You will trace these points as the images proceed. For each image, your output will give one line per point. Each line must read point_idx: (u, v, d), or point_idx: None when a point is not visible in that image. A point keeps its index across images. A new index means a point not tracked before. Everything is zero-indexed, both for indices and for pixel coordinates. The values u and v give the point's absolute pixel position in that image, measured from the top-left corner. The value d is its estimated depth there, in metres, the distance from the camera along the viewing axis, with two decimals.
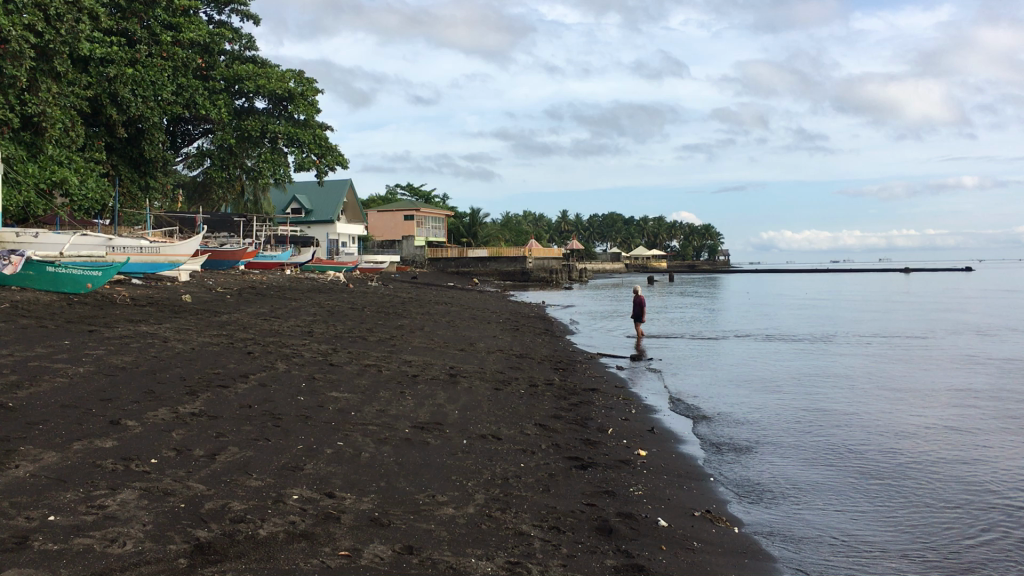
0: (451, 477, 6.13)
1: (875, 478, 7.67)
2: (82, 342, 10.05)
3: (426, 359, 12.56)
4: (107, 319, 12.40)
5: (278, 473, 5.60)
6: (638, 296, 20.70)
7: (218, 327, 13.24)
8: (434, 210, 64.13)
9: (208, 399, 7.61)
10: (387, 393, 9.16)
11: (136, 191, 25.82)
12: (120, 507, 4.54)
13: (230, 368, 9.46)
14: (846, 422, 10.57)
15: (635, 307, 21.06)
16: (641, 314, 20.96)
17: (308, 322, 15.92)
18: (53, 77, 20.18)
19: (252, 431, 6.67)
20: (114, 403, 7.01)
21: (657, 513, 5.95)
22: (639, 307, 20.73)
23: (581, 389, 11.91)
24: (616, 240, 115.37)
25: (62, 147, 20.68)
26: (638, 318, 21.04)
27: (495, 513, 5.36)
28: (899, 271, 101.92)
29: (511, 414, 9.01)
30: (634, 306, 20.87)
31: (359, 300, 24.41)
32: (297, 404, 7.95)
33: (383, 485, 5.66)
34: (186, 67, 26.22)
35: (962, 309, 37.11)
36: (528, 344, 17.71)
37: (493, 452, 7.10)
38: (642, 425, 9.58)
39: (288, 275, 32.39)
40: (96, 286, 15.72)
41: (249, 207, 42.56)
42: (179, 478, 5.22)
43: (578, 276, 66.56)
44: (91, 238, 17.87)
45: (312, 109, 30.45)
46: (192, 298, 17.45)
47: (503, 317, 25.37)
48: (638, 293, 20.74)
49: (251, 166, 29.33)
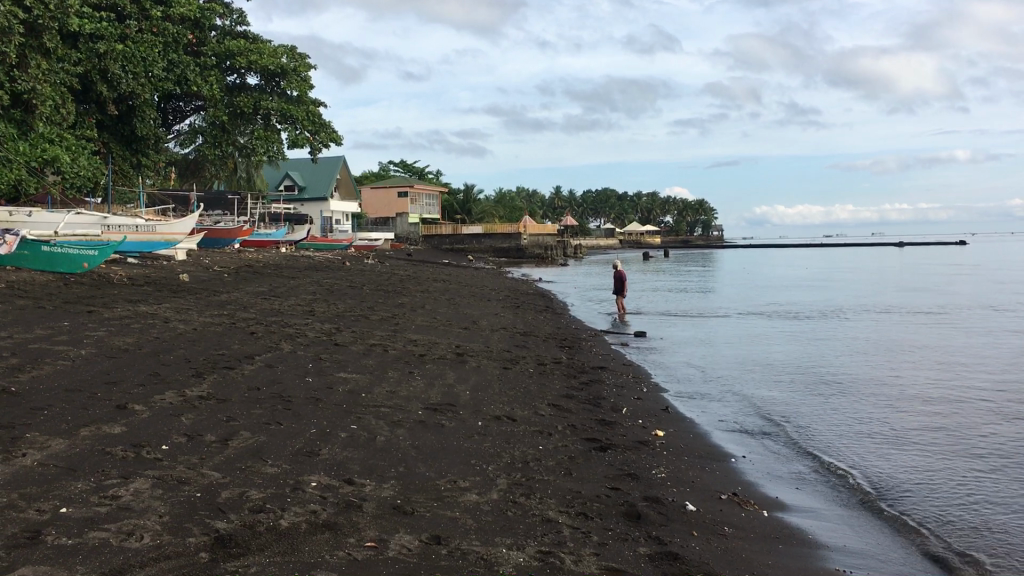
0: (470, 461, 5.95)
1: (897, 454, 7.55)
2: (81, 323, 9.83)
3: (429, 338, 12.35)
4: (104, 300, 12.17)
5: (294, 459, 5.41)
6: (618, 271, 20.37)
7: (219, 307, 13.03)
8: (428, 187, 63.71)
9: (216, 382, 7.41)
10: (396, 374, 8.96)
11: (128, 169, 25.49)
12: (134, 497, 4.35)
13: (234, 349, 9.25)
14: (858, 397, 10.47)
15: (616, 281, 20.76)
16: (620, 289, 20.76)
17: (308, 301, 15.72)
18: (42, 53, 19.82)
19: (263, 415, 6.47)
20: (119, 387, 6.80)
21: (683, 497, 5.79)
22: (620, 283, 20.44)
23: (590, 367, 11.73)
24: (610, 216, 114.95)
25: (53, 124, 20.34)
26: (620, 292, 20.78)
27: (521, 500, 5.18)
28: (894, 245, 101.37)
29: (523, 394, 8.84)
30: (615, 280, 20.55)
31: (358, 278, 24.19)
32: (306, 386, 7.77)
33: (403, 471, 5.47)
34: (177, 43, 25.85)
35: (957, 282, 37.18)
36: (531, 322, 17.52)
37: (509, 434, 6.93)
38: (656, 404, 9.44)
39: (283, 254, 32.13)
40: (92, 266, 15.48)
41: (243, 185, 42.20)
42: (193, 465, 5.02)
43: (573, 252, 66.29)
44: (86, 217, 17.61)
45: (305, 86, 30.05)
46: (189, 277, 17.22)
47: (502, 294, 25.20)
48: (618, 267, 20.40)
49: (244, 144, 29.05)
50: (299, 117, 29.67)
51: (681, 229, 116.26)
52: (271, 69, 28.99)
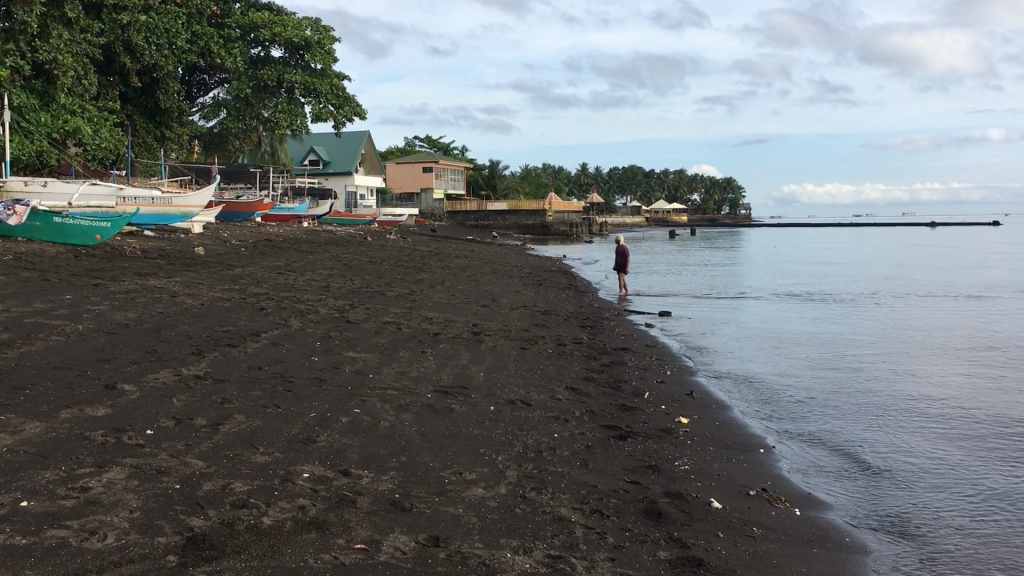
0: (479, 450, 5.55)
1: (942, 446, 7.09)
2: (85, 296, 9.51)
3: (446, 316, 11.94)
4: (113, 272, 11.85)
5: (287, 447, 5.03)
6: (621, 246, 19.80)
7: (231, 281, 12.69)
8: (454, 162, 63.10)
9: (215, 360, 7.04)
10: (407, 354, 8.57)
11: (151, 142, 25.20)
12: (106, 489, 3.98)
13: (240, 326, 8.89)
14: (895, 383, 10.00)
15: (619, 256, 20.19)
16: (623, 265, 20.21)
17: (324, 276, 15.36)
18: (65, 23, 19.55)
19: (261, 396, 6.09)
20: (112, 364, 6.46)
21: (708, 492, 5.35)
22: (622, 258, 19.89)
23: (612, 348, 11.28)
24: (636, 194, 113.65)
25: (74, 96, 20.07)
26: (623, 269, 20.27)
27: (530, 495, 4.77)
28: (928, 225, 99.30)
29: (540, 377, 8.42)
30: (618, 255, 19.98)
31: (378, 254, 23.83)
32: (311, 366, 7.38)
33: (404, 461, 5.07)
34: (201, 15, 25.60)
35: (991, 264, 36.18)
36: (553, 300, 17.05)
37: (523, 420, 6.52)
38: (680, 389, 8.97)
39: (305, 228, 31.80)
40: (106, 238, 15.17)
41: (267, 158, 41.92)
42: (176, 453, 4.65)
43: (599, 229, 65.35)
44: (102, 188, 17.31)
45: (329, 58, 29.61)
46: (205, 250, 16.91)
47: (524, 271, 24.72)
48: (621, 242, 19.89)
49: (268, 117, 28.67)
50: (323, 91, 29.26)
51: (707, 208, 114.81)
52: (295, 41, 28.54)
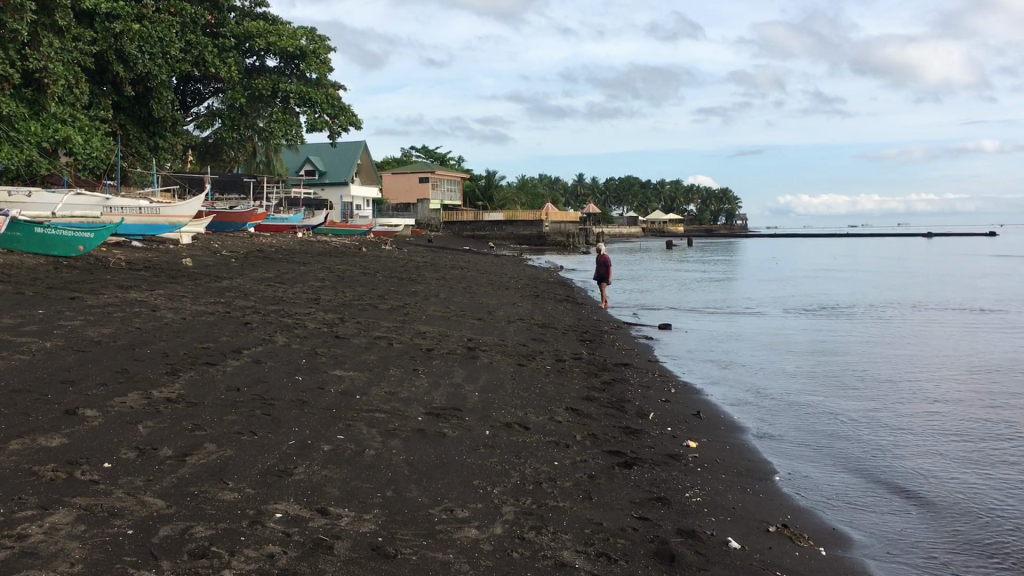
0: (473, 482, 5.07)
1: (973, 473, 6.60)
2: (59, 311, 9.02)
3: (440, 330, 11.45)
4: (93, 285, 11.35)
5: (261, 480, 4.55)
6: (603, 255, 19.22)
7: (217, 294, 12.19)
8: (451, 173, 62.68)
9: (191, 381, 6.55)
10: (398, 372, 8.09)
11: (145, 152, 24.67)
12: (46, 538, 3.51)
13: (222, 342, 8.41)
14: (911, 403, 9.55)
15: (600, 266, 19.61)
16: (605, 274, 19.62)
17: (314, 289, 14.87)
18: (55, 31, 19.12)
19: (235, 422, 5.61)
20: (76, 386, 5.97)
21: (723, 529, 4.88)
22: (604, 268, 19.33)
23: (613, 364, 10.82)
24: (633, 204, 113.20)
25: (65, 105, 19.57)
26: (605, 278, 19.67)
27: (529, 536, 4.29)
28: (923, 237, 99.23)
29: (538, 396, 7.95)
30: (600, 265, 19.41)
31: (372, 265, 23.37)
32: (293, 386, 6.89)
33: (389, 497, 4.59)
34: (195, 24, 25.19)
35: (992, 277, 35.70)
36: (551, 313, 16.58)
37: (521, 446, 6.04)
38: (686, 409, 8.49)
39: (298, 239, 31.33)
40: (89, 250, 14.65)
41: (262, 168, 41.49)
42: (133, 491, 4.16)
43: (596, 240, 64.81)
44: (88, 198, 16.81)
45: (325, 68, 29.15)
46: (194, 262, 16.40)
47: (521, 282, 24.24)
48: (601, 251, 19.29)
49: (263, 127, 28.21)
50: (319, 100, 28.78)
51: (704, 218, 114.48)
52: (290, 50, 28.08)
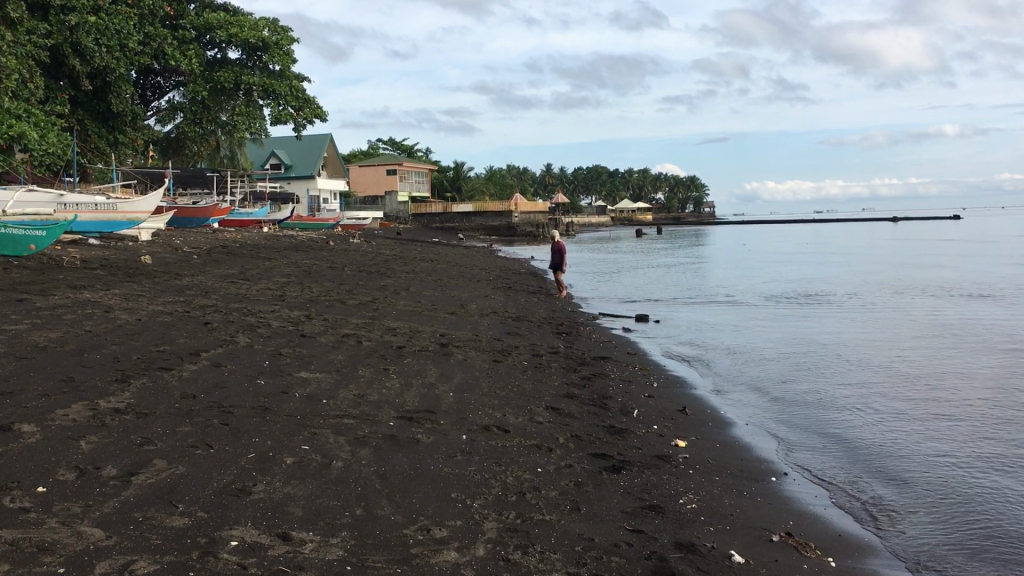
0: (450, 495, 4.65)
1: (977, 465, 6.29)
2: (3, 314, 8.47)
3: (411, 326, 10.99)
4: (43, 286, 10.75)
5: (216, 502, 4.10)
6: (557, 244, 18.78)
7: (177, 292, 11.63)
8: (419, 165, 61.95)
9: (143, 389, 6.07)
10: (367, 372, 7.63)
11: (103, 147, 23.85)
12: None
13: (178, 344, 7.90)
14: (903, 391, 9.22)
15: (554, 255, 19.13)
16: (560, 263, 19.18)
17: (280, 285, 14.32)
18: (7, 24, 18.47)
19: (190, 434, 5.14)
20: (13, 398, 5.47)
21: (723, 541, 4.50)
22: (559, 256, 18.91)
23: (591, 357, 10.44)
24: (602, 194, 112.86)
25: (19, 99, 18.80)
26: (558, 266, 19.18)
27: (515, 557, 3.88)
28: (887, 220, 100.27)
29: (516, 395, 7.53)
30: (555, 254, 18.98)
31: (340, 259, 22.79)
32: (254, 391, 6.42)
33: (359, 516, 4.16)
34: (153, 15, 24.44)
35: (962, 261, 35.76)
36: (524, 305, 16.13)
37: (500, 452, 5.63)
38: (671, 404, 8.12)
39: (263, 233, 30.61)
40: (41, 248, 13.98)
41: (226, 162, 40.65)
42: (70, 519, 3.70)
43: (566, 229, 64.21)
44: (40, 195, 16.15)
45: (288, 59, 28.41)
46: (153, 260, 15.77)
47: (493, 274, 23.76)
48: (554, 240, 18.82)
49: (226, 120, 27.44)
50: (282, 92, 28.06)
51: (672, 207, 114.60)
52: (253, 42, 27.35)
